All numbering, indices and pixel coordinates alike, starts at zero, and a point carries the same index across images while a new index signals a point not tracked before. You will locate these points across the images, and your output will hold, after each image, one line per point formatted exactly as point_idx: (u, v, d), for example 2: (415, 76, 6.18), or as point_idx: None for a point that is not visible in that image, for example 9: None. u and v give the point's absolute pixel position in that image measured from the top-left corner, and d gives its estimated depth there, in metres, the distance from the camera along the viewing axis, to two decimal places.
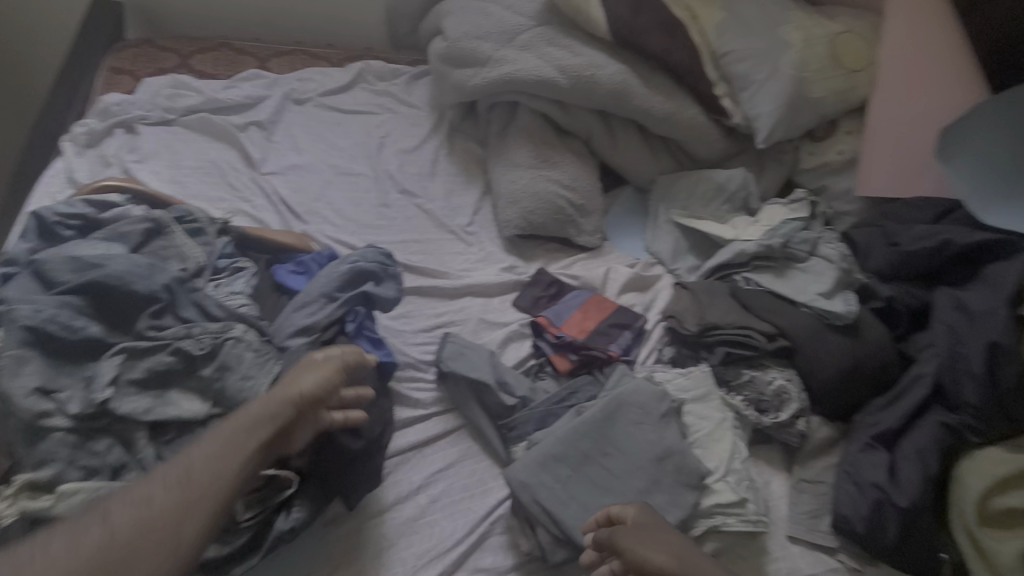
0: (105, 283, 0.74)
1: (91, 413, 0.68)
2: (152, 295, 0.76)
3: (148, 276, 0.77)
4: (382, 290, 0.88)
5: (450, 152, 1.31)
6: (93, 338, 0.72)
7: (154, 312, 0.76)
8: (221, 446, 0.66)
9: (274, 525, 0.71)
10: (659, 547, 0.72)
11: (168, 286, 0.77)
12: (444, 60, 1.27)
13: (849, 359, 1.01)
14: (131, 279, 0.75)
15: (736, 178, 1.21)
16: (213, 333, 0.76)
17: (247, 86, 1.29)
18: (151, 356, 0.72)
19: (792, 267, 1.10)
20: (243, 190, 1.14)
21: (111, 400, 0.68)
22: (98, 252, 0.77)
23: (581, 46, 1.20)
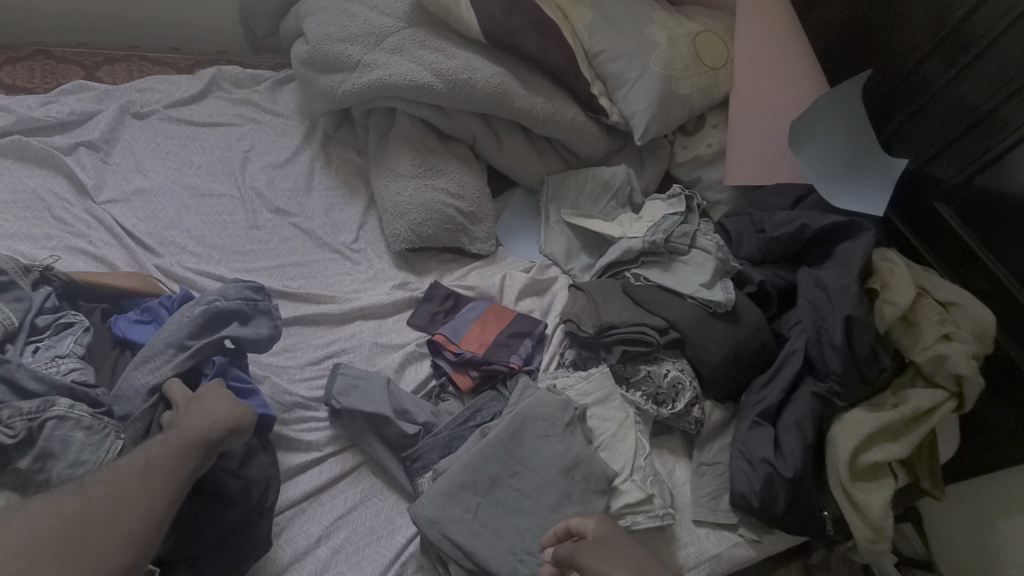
0: None
1: None
2: None
3: None
4: (249, 331, 0.79)
5: (326, 164, 1.22)
6: None
7: None
8: (134, 482, 0.60)
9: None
10: (619, 564, 0.67)
11: None
12: (309, 65, 1.17)
13: (732, 344, 1.06)
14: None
15: (620, 174, 1.24)
16: (27, 414, 0.63)
17: (71, 100, 1.11)
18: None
19: (676, 260, 1.14)
20: (76, 224, 0.97)
21: None
22: None
23: (455, 48, 1.16)
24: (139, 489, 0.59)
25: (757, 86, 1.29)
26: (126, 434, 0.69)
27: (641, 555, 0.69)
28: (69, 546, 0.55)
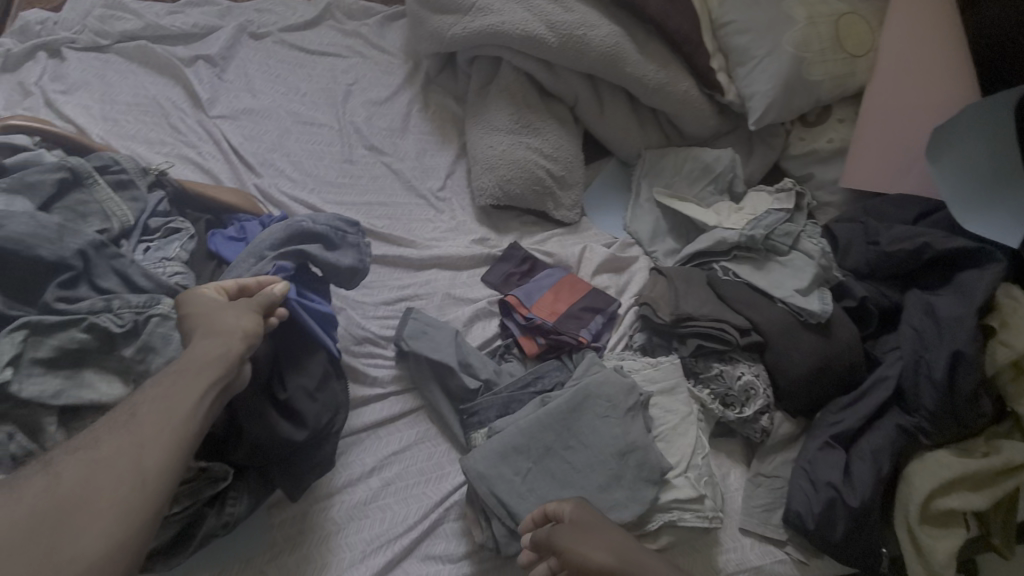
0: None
1: None
2: (60, 261, 0.61)
3: (56, 238, 0.62)
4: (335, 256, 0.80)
5: (424, 108, 1.21)
6: None
7: (64, 282, 0.61)
8: (127, 440, 0.52)
9: (205, 523, 0.66)
10: (599, 545, 0.69)
11: (82, 251, 0.62)
12: (423, 4, 1.14)
13: (818, 358, 0.99)
14: (37, 241, 0.60)
15: (725, 158, 1.15)
16: (136, 307, 0.62)
17: (195, 13, 1.14)
18: (61, 333, 0.58)
19: (772, 259, 1.07)
20: (188, 134, 1.02)
21: (12, 382, 0.54)
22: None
23: (574, 1, 1.10)
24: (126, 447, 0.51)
25: (892, 92, 1.17)
26: None
27: (620, 535, 0.71)
28: (60, 525, 0.47)
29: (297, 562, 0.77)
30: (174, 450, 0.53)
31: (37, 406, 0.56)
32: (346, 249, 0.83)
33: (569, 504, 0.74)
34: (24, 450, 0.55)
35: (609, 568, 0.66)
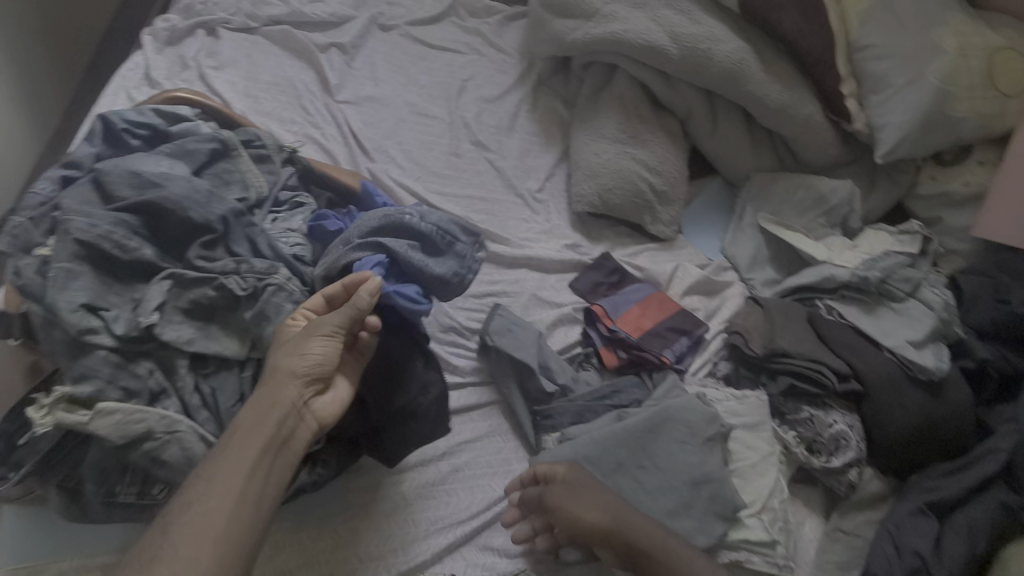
0: (161, 206, 0.62)
1: (136, 336, 0.59)
2: (206, 225, 0.65)
3: (205, 203, 0.65)
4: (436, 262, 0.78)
5: (532, 109, 1.22)
6: (145, 261, 0.61)
7: (205, 244, 0.65)
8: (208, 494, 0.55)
9: (297, 479, 0.70)
10: (591, 504, 0.75)
11: (225, 218, 0.66)
12: (546, 6, 1.14)
13: (925, 418, 0.92)
14: (188, 203, 0.64)
15: (843, 191, 1.10)
16: (258, 273, 0.65)
17: (334, 2, 1.21)
18: (197, 288, 0.63)
19: (884, 304, 0.99)
20: (315, 115, 1.09)
21: (156, 326, 0.59)
22: (160, 169, 0.66)
23: (702, 13, 1.07)
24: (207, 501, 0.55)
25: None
26: None
27: (612, 497, 0.76)
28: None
29: (369, 530, 0.80)
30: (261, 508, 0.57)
31: (173, 349, 0.61)
32: (451, 255, 0.82)
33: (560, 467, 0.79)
34: (159, 386, 0.60)
35: (602, 527, 0.73)
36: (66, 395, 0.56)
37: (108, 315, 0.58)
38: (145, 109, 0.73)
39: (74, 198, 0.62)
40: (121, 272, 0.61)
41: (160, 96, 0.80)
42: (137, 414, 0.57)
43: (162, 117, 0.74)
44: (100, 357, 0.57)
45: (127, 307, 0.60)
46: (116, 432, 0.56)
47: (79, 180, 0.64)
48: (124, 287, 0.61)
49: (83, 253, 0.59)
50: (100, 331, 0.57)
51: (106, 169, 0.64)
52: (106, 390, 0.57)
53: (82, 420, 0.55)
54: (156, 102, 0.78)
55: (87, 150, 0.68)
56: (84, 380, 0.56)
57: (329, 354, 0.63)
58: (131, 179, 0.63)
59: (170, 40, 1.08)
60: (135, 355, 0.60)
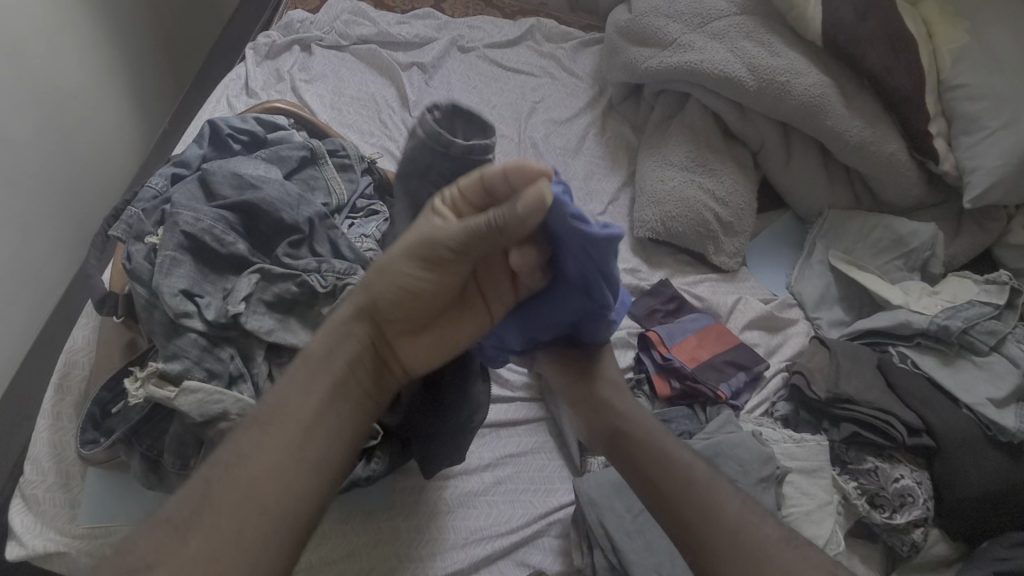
0: (258, 205, 0.67)
1: (224, 323, 0.63)
2: (294, 225, 0.69)
3: (295, 205, 0.70)
4: None
5: (600, 132, 1.24)
6: (238, 255, 0.66)
7: (292, 242, 0.69)
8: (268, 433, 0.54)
9: (355, 471, 0.73)
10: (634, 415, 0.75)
11: (311, 220, 0.70)
12: (621, 34, 1.16)
13: (1003, 483, 0.86)
14: (282, 205, 0.68)
15: (924, 234, 1.05)
16: (338, 273, 0.69)
17: (419, 24, 1.28)
18: (282, 283, 0.67)
19: (965, 357, 0.93)
20: (392, 129, 1.15)
21: (243, 315, 0.64)
22: (258, 172, 0.70)
23: (782, 44, 1.04)
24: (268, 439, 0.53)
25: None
26: None
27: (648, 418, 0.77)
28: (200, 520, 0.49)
29: (410, 531, 0.83)
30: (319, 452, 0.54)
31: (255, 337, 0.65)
32: None
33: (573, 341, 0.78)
34: (238, 370, 0.64)
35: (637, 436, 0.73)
36: (158, 370, 0.61)
37: (202, 302, 0.63)
38: (248, 118, 0.79)
39: (183, 193, 0.67)
40: (216, 263, 0.66)
41: (260, 106, 0.85)
42: (217, 395, 0.62)
43: (261, 125, 0.80)
44: (190, 339, 0.62)
45: (219, 296, 0.65)
46: (197, 409, 0.61)
47: (187, 178, 0.70)
48: (217, 278, 0.66)
49: (187, 243, 0.64)
50: (193, 315, 0.62)
51: (212, 168, 0.69)
52: (192, 369, 0.62)
53: (168, 396, 0.60)
54: (256, 111, 0.83)
55: (195, 151, 0.75)
56: (174, 359, 0.62)
57: (431, 277, 0.55)
58: (233, 179, 0.68)
59: (268, 54, 1.17)
60: (220, 340, 0.64)
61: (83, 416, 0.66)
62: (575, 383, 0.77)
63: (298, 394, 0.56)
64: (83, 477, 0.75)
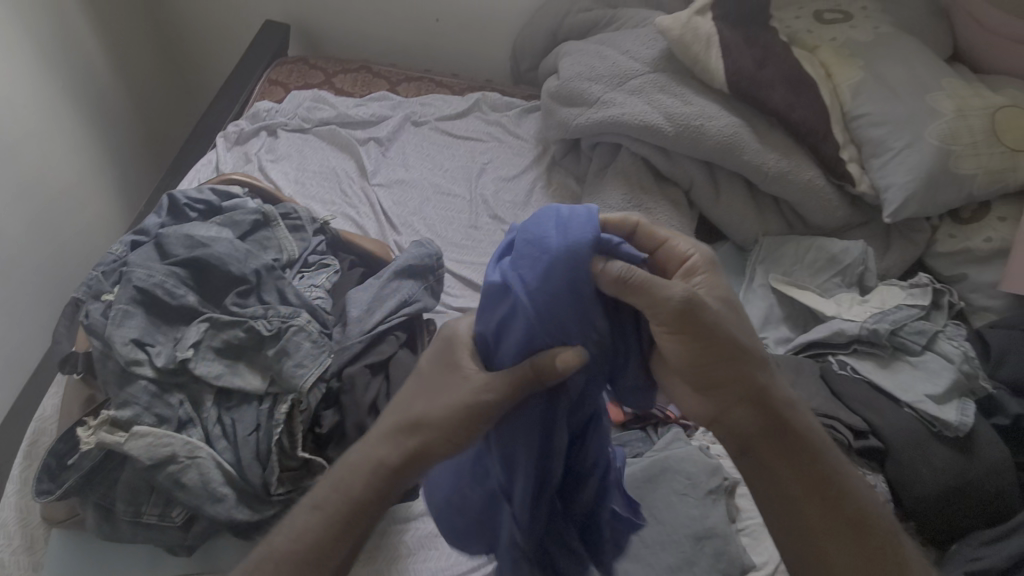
0: (207, 261, 0.75)
1: (173, 368, 0.70)
2: (242, 276, 0.76)
3: (244, 259, 0.77)
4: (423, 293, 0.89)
5: (547, 185, 1.34)
6: (189, 306, 0.73)
7: (240, 293, 0.76)
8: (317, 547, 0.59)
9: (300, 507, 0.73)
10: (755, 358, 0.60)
11: (258, 271, 0.77)
12: (554, 97, 1.28)
13: (956, 477, 0.86)
14: (229, 259, 0.76)
15: (854, 251, 1.11)
16: (282, 317, 0.75)
17: (375, 105, 1.41)
18: (229, 329, 0.73)
19: (900, 359, 0.96)
20: (352, 197, 1.25)
21: (191, 360, 0.70)
22: (209, 233, 0.79)
23: (693, 94, 1.16)
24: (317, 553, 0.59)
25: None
26: (335, 359, 0.77)
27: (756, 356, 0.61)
28: None
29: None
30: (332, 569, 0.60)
31: (204, 382, 0.71)
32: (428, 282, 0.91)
33: (685, 287, 0.54)
34: (187, 415, 0.70)
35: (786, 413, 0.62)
36: (110, 418, 0.68)
37: (152, 350, 0.70)
38: (204, 189, 0.89)
39: (140, 255, 0.75)
40: (168, 315, 0.73)
41: (218, 177, 0.94)
42: (166, 435, 0.68)
43: (216, 195, 0.89)
44: (141, 386, 0.68)
45: (169, 344, 0.71)
46: (148, 453, 0.66)
47: (146, 243, 0.78)
48: (168, 328, 0.73)
49: (140, 297, 0.72)
50: (142, 363, 0.69)
51: (167, 232, 0.78)
52: (140, 415, 0.68)
53: (119, 440, 0.66)
54: (212, 182, 0.92)
55: (153, 220, 0.84)
56: (125, 406, 0.68)
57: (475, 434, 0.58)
58: (186, 240, 0.77)
59: (237, 141, 1.29)
60: (171, 386, 0.70)
61: (42, 469, 0.69)
62: (705, 349, 0.56)
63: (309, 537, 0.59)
64: (46, 539, 0.77)
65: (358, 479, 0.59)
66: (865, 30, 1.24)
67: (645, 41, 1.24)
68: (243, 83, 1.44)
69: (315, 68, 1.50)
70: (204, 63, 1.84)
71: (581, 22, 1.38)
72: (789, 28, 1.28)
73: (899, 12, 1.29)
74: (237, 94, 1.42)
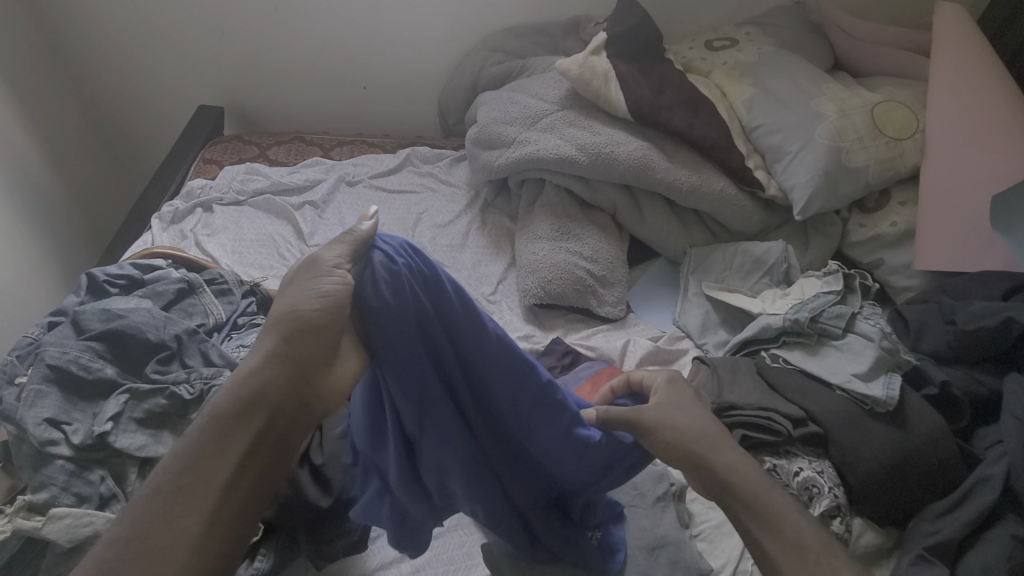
0: (123, 332, 0.84)
1: (90, 444, 0.75)
2: (161, 343, 0.85)
3: (161, 327, 0.86)
4: None
5: (481, 227, 1.37)
6: (106, 378, 0.81)
7: (162, 359, 0.85)
8: (202, 462, 0.56)
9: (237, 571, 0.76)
10: None
11: (178, 336, 0.86)
12: (476, 143, 1.36)
13: (894, 452, 0.86)
14: (145, 327, 0.85)
15: (776, 250, 1.17)
16: (205, 379, 0.83)
17: (308, 171, 1.47)
18: (150, 399, 0.80)
19: (826, 344, 1.00)
20: (290, 259, 1.27)
21: (109, 433, 0.75)
22: (126, 305, 0.88)
23: (600, 125, 1.25)
24: (201, 475, 0.55)
25: (953, 176, 1.13)
26: None
27: None
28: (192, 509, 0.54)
29: None
30: (227, 499, 0.55)
31: (125, 455, 0.76)
32: None
33: None
34: (110, 491, 0.74)
35: None
36: (25, 503, 0.70)
37: (68, 428, 0.76)
38: (125, 265, 0.98)
39: (56, 335, 0.84)
40: (84, 390, 0.80)
41: (142, 252, 1.03)
42: (84, 513, 0.70)
43: (137, 269, 0.98)
44: (58, 467, 0.73)
45: (87, 420, 0.78)
46: (66, 536, 0.69)
47: (63, 323, 0.87)
48: (87, 404, 0.80)
49: (54, 374, 0.79)
50: (58, 442, 0.74)
51: (82, 310, 0.86)
52: (58, 496, 0.72)
53: (36, 526, 0.68)
54: (138, 257, 1.01)
55: (74, 301, 0.92)
56: (42, 488, 0.72)
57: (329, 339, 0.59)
58: (102, 315, 0.85)
59: (172, 220, 1.32)
60: (89, 463, 0.75)
61: None
62: None
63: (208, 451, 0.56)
64: None
65: (255, 389, 0.58)
66: (750, 52, 1.36)
67: (551, 83, 1.33)
68: (177, 165, 1.48)
69: (249, 143, 1.57)
70: (147, 150, 1.91)
71: (494, 74, 1.48)
72: (684, 58, 1.41)
73: (780, 32, 1.41)
74: (172, 175, 1.46)
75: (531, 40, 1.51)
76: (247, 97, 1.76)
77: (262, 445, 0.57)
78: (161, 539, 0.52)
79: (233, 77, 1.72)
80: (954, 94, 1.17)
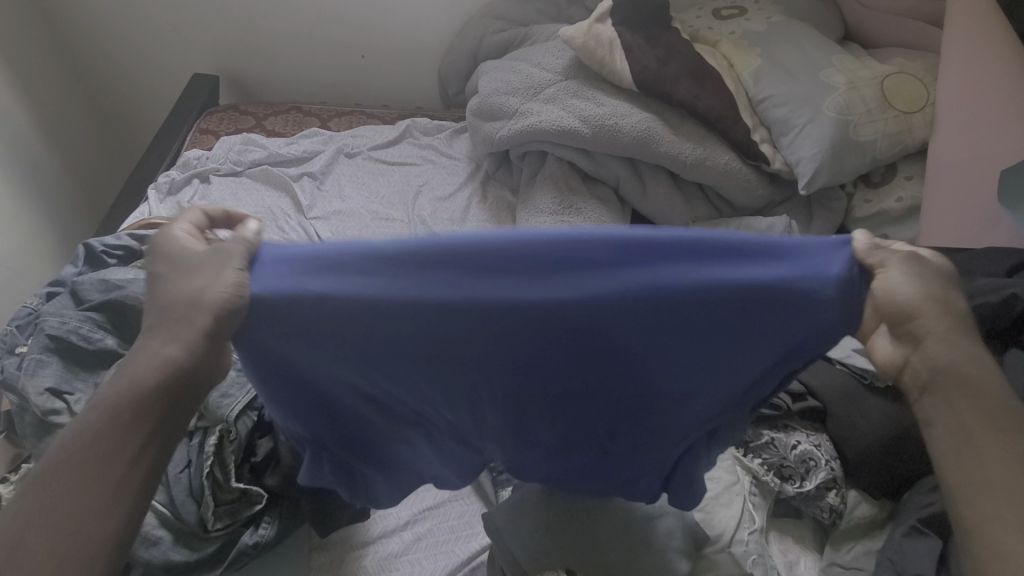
0: (122, 303, 0.83)
1: None
2: None
3: None
4: None
5: (482, 200, 1.36)
6: (107, 348, 0.81)
7: None
8: (101, 432, 0.54)
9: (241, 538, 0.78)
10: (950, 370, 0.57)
11: None
12: (478, 114, 1.33)
13: (893, 427, 0.87)
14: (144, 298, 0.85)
15: (779, 225, 1.16)
16: None
17: (307, 143, 1.45)
18: None
19: None
20: (289, 232, 1.25)
21: None
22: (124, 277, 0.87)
23: (604, 96, 1.22)
24: (102, 447, 0.53)
25: (962, 150, 1.12)
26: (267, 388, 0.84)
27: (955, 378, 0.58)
28: (92, 480, 0.53)
29: None
30: (133, 471, 0.54)
31: None
32: None
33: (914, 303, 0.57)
34: None
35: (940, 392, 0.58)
36: None
37: (70, 398, 0.76)
38: (123, 236, 0.97)
39: (56, 306, 0.84)
40: (84, 360, 0.80)
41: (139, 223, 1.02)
42: None
43: (135, 240, 0.97)
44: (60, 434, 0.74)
45: (88, 390, 0.78)
46: None
47: (62, 293, 0.87)
48: (88, 374, 0.80)
49: (55, 344, 0.79)
50: (61, 411, 0.75)
51: (80, 281, 0.86)
52: None
53: None
54: (136, 227, 1.00)
55: (72, 272, 0.92)
56: None
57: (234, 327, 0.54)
58: (101, 287, 0.85)
59: (169, 191, 1.30)
60: None
61: None
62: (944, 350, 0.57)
63: (112, 423, 0.54)
64: None
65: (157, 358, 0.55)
66: (759, 21, 1.32)
67: (554, 52, 1.30)
68: (174, 135, 1.46)
69: (246, 113, 1.54)
70: (139, 119, 1.87)
71: (497, 42, 1.44)
72: (691, 27, 1.38)
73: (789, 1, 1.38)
74: (166, 145, 1.43)
75: (534, 6, 1.47)
76: (243, 67, 1.73)
77: (166, 418, 0.56)
78: (61, 515, 0.51)
79: (228, 45, 1.68)
80: (966, 67, 1.15)
